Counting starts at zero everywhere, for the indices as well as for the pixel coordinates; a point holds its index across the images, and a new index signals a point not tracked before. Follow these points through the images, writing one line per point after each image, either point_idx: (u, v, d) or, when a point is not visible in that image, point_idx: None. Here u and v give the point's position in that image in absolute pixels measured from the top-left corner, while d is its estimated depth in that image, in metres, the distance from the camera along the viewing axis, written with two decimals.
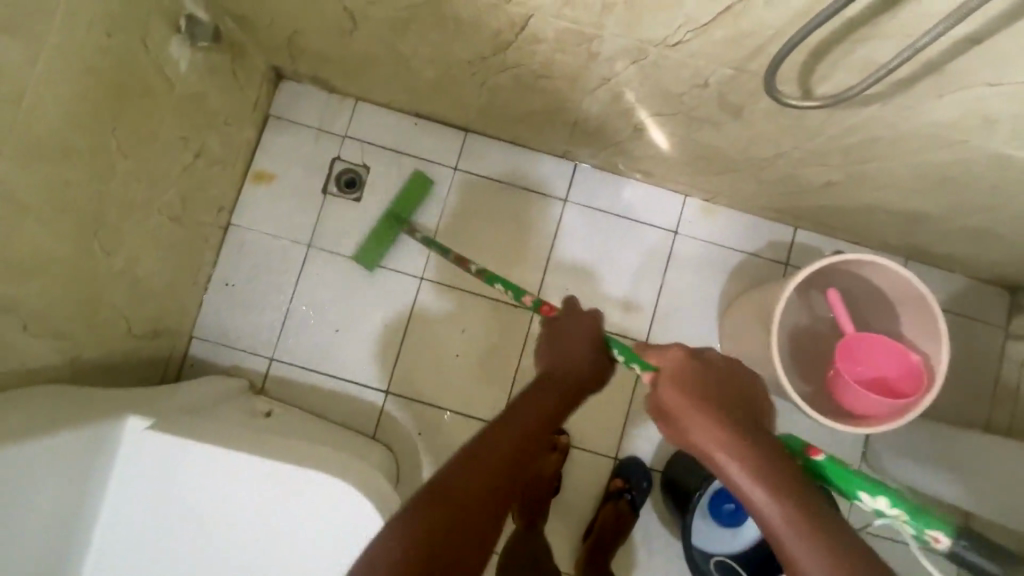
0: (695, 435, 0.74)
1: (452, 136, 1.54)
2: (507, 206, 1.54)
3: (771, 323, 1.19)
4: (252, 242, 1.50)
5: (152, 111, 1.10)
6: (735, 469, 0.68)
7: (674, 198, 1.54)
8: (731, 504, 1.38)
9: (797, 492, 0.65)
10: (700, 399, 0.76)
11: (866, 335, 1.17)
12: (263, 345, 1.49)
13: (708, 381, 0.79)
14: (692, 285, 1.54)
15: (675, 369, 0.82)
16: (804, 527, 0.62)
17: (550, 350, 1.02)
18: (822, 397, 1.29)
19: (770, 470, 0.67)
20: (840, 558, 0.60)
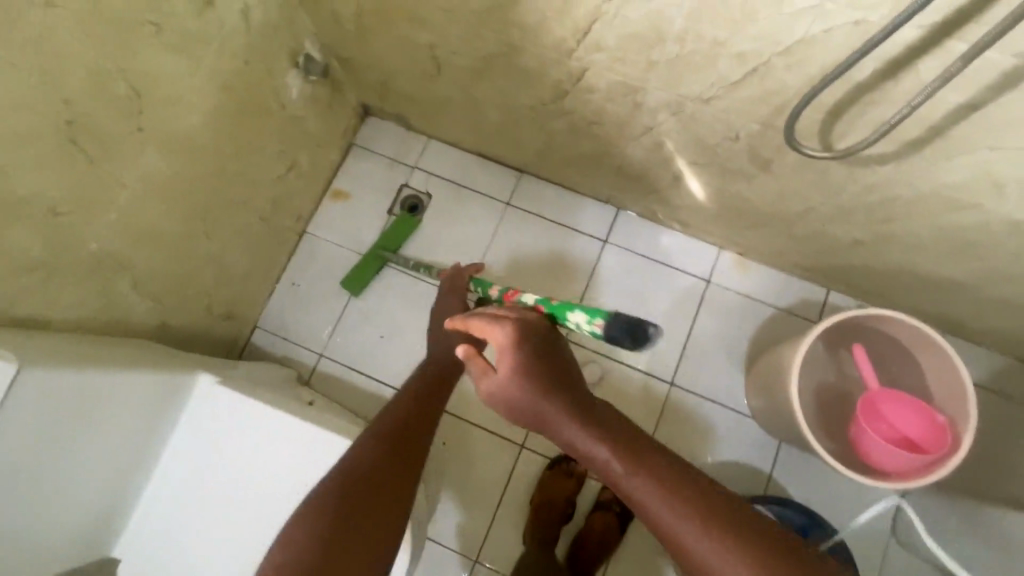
0: (549, 419, 0.83)
1: (508, 175, 1.71)
2: (551, 242, 1.68)
3: (793, 381, 1.20)
4: (322, 250, 1.69)
5: (263, 127, 1.32)
6: (582, 437, 0.80)
7: (709, 249, 1.63)
8: None
9: (643, 455, 0.79)
10: (535, 374, 0.82)
11: (891, 393, 1.18)
12: (316, 342, 1.63)
13: (552, 372, 0.83)
14: (721, 333, 1.59)
15: (506, 347, 0.84)
16: (645, 478, 0.77)
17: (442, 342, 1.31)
18: (844, 451, 1.30)
19: (612, 438, 0.80)
20: (676, 493, 0.76)
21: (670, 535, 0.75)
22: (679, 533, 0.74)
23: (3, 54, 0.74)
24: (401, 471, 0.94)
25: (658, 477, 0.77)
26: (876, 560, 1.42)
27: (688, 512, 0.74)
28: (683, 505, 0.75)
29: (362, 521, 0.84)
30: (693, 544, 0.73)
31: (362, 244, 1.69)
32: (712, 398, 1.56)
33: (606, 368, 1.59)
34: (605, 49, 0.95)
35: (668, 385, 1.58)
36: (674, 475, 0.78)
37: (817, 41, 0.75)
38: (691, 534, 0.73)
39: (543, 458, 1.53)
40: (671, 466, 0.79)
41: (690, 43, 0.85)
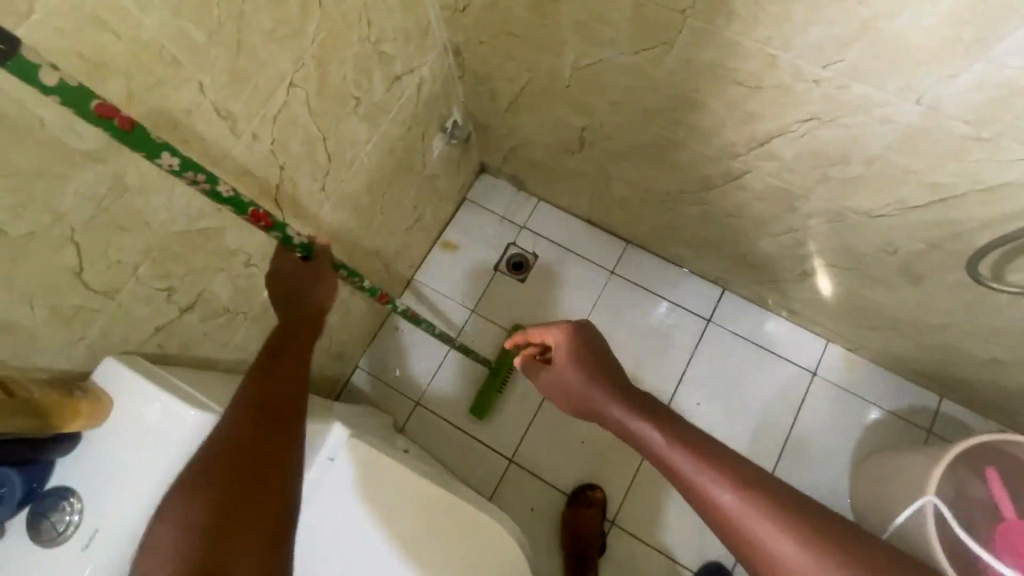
0: (591, 400, 0.87)
1: (614, 244, 1.75)
2: (653, 314, 1.68)
3: (926, 501, 1.16)
4: (427, 298, 1.73)
5: (406, 184, 1.39)
6: (620, 415, 0.82)
7: (816, 340, 1.61)
8: None
9: (683, 434, 0.76)
10: (581, 356, 0.90)
11: None
12: (412, 389, 1.65)
13: (593, 356, 0.91)
14: (823, 428, 1.55)
15: (559, 339, 0.93)
16: (677, 442, 0.75)
17: (295, 301, 0.94)
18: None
19: (648, 410, 0.81)
20: (705, 456, 0.73)
21: (711, 508, 0.69)
22: (718, 503, 0.69)
23: (251, 127, 0.81)
24: (271, 440, 0.76)
25: (699, 453, 0.73)
26: None
27: (720, 474, 0.70)
28: (722, 476, 0.70)
29: (251, 496, 0.69)
30: (720, 496, 0.68)
31: (466, 297, 1.73)
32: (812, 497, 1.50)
33: None
34: (777, 159, 0.98)
35: None
36: (720, 454, 0.73)
37: None
38: (718, 487, 0.69)
39: (633, 538, 1.49)
40: (720, 449, 0.74)
41: (878, 167, 0.87)
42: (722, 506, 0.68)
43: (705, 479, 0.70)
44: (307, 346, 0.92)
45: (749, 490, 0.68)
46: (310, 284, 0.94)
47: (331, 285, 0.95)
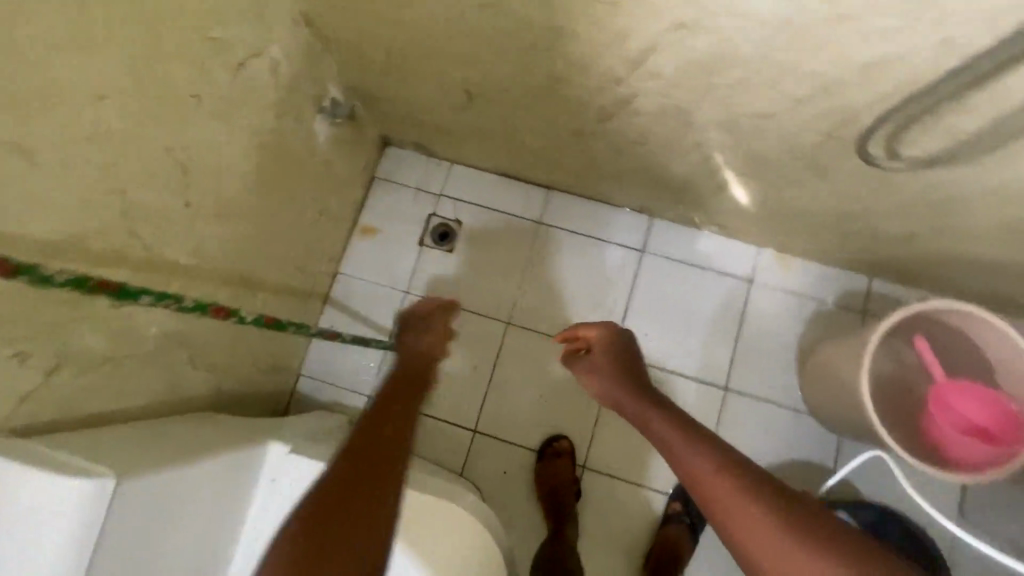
0: (619, 400, 0.94)
1: (536, 194, 1.69)
2: (588, 256, 1.66)
3: (863, 374, 1.20)
4: (358, 289, 1.66)
5: (296, 177, 1.29)
6: (639, 408, 0.89)
7: (748, 249, 1.62)
8: None
9: (683, 422, 0.82)
10: (618, 356, 0.99)
11: (958, 385, 1.16)
12: (361, 384, 1.60)
13: (625, 361, 0.99)
14: (768, 331, 1.58)
15: (599, 336, 1.03)
16: (675, 424, 0.81)
17: (406, 355, 1.20)
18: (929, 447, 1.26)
19: (660, 403, 0.87)
20: (694, 436, 0.77)
21: (696, 487, 0.73)
22: (701, 482, 0.72)
23: (60, 156, 0.71)
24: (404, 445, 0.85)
25: (692, 434, 0.78)
26: (947, 544, 1.44)
27: (704, 451, 0.75)
28: (706, 451, 0.74)
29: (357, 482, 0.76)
30: (701, 471, 0.73)
31: (397, 279, 1.67)
32: (766, 399, 1.55)
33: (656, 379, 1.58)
34: (660, 76, 0.93)
35: (722, 389, 1.57)
36: (709, 435, 0.78)
37: (899, 60, 0.73)
38: (700, 462, 0.74)
39: (605, 476, 1.53)
40: (707, 433, 0.78)
41: (756, 67, 0.83)
42: (703, 482, 0.72)
43: (693, 455, 0.75)
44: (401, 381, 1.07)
45: (727, 466, 0.72)
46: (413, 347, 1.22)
47: (435, 349, 1.26)
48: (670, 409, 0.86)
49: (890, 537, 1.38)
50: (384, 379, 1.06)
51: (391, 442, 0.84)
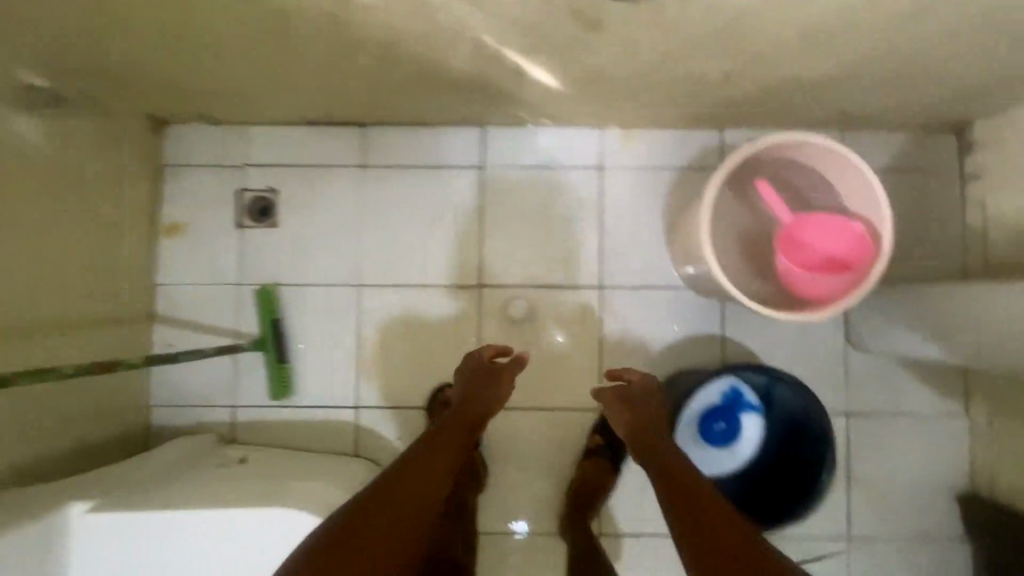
0: (635, 426, 1.11)
1: (352, 134, 1.49)
2: (426, 187, 1.49)
3: (704, 202, 1.12)
4: (184, 295, 1.46)
5: (15, 194, 1.05)
6: (649, 440, 1.08)
7: (591, 133, 1.48)
8: (722, 424, 1.37)
9: (676, 456, 1.02)
10: (640, 401, 1.15)
11: (800, 223, 1.11)
12: (221, 395, 1.44)
13: (647, 408, 1.15)
14: (631, 215, 1.48)
15: (641, 379, 1.19)
16: (675, 457, 1.01)
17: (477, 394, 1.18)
18: (777, 296, 1.20)
19: (664, 443, 1.06)
20: (688, 477, 0.96)
21: (671, 504, 0.93)
22: (680, 502, 0.92)
23: None
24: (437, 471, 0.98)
25: (685, 469, 0.98)
26: (840, 375, 1.44)
27: (690, 483, 0.94)
28: (691, 480, 0.95)
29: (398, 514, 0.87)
30: (686, 486, 0.94)
31: (224, 273, 1.46)
32: (644, 286, 1.47)
33: (531, 298, 1.47)
34: None
35: (598, 288, 1.47)
36: (696, 473, 0.97)
37: None
38: (689, 484, 0.94)
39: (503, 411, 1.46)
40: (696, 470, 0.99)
41: None
42: (684, 496, 0.93)
43: (686, 481, 0.95)
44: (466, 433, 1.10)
45: (710, 496, 0.91)
46: (484, 387, 1.19)
47: (506, 387, 1.21)
48: (670, 446, 1.05)
49: (779, 395, 1.35)
50: (441, 425, 1.09)
51: (440, 471, 0.97)
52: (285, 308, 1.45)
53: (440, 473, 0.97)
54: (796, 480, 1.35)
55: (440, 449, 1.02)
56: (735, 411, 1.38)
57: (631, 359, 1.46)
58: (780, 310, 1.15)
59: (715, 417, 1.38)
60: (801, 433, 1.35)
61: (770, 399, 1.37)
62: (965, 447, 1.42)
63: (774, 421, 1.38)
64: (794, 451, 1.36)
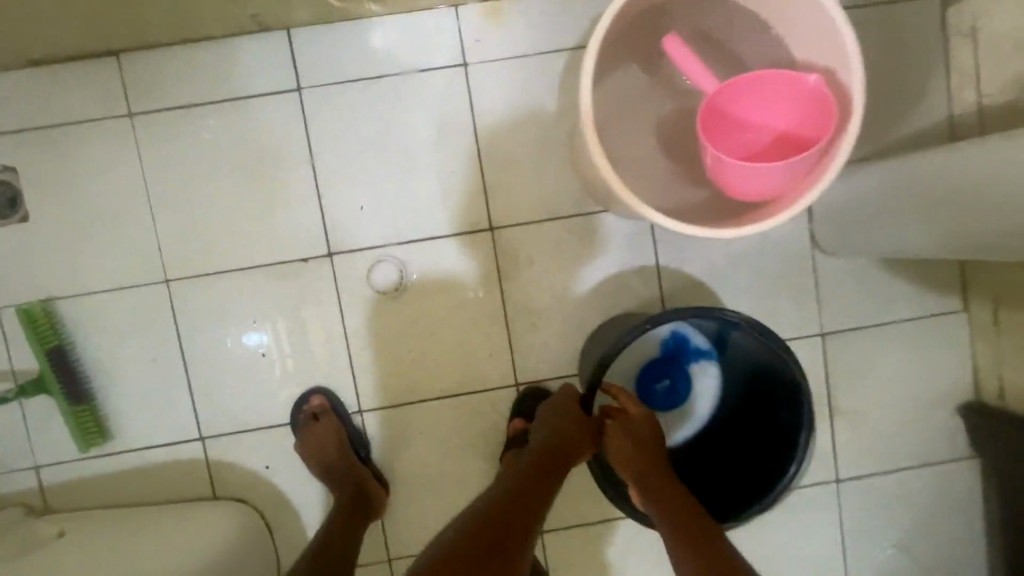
0: (637, 482, 0.90)
1: (106, 72, 1.04)
2: (229, 130, 1.07)
3: (591, 48, 0.74)
4: None
5: None
6: (661, 501, 0.87)
7: (443, 16, 1.07)
8: (665, 381, 1.10)
9: (695, 525, 0.82)
10: (646, 442, 0.93)
11: (724, 97, 0.76)
12: (15, 456, 1.08)
13: (654, 450, 0.93)
14: (517, 124, 1.09)
15: (640, 412, 0.96)
16: (698, 527, 0.82)
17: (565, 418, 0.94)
18: (690, 206, 0.87)
19: (681, 502, 0.86)
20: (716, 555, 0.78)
21: None
22: None
23: None
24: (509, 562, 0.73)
25: (709, 543, 0.80)
26: (810, 289, 1.13)
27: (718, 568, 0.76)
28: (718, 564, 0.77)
29: None
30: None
31: None
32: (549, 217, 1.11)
33: (403, 258, 1.10)
34: None
35: (489, 231, 1.11)
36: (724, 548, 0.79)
37: None
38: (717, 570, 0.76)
39: (394, 409, 1.13)
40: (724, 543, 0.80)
41: None
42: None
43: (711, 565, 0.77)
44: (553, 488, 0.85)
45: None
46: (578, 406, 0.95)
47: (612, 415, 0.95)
48: (686, 509, 0.85)
49: (739, 344, 1.03)
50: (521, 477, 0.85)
51: (517, 519, 0.77)
52: (70, 327, 1.06)
53: (518, 518, 0.78)
54: (762, 463, 1.01)
55: (521, 491, 0.82)
56: (684, 366, 1.09)
57: (546, 316, 1.12)
58: (725, 224, 0.80)
59: (658, 374, 1.10)
60: (771, 396, 1.01)
61: (731, 350, 1.06)
62: (967, 349, 1.15)
63: (737, 379, 1.06)
64: (762, 419, 1.03)
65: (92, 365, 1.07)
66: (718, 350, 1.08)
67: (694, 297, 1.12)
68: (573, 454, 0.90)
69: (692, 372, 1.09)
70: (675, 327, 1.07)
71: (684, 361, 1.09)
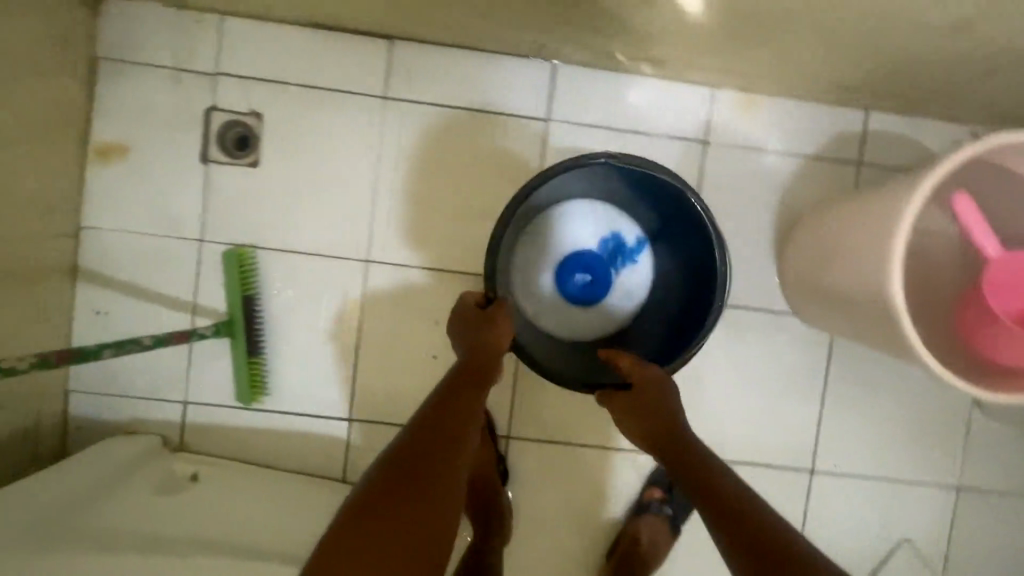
0: (654, 439, 0.89)
1: (373, 51, 1.07)
2: (468, 138, 1.09)
3: (919, 193, 0.78)
4: (122, 249, 1.05)
5: None
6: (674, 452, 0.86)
7: (699, 92, 1.10)
8: (583, 274, 1.15)
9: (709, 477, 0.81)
10: (646, 400, 0.90)
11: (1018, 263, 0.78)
12: (169, 387, 1.08)
13: (647, 405, 0.90)
14: (735, 210, 1.12)
15: (633, 367, 0.93)
16: (712, 481, 0.80)
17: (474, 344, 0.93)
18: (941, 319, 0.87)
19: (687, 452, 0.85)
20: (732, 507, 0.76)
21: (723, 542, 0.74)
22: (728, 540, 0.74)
23: None
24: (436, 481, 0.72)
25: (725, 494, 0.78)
26: (958, 440, 1.16)
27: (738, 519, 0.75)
28: (740, 517, 0.75)
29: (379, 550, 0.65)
30: (735, 527, 0.74)
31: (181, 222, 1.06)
32: (736, 302, 1.14)
33: None
34: None
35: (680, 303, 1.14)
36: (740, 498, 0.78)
37: None
38: (734, 519, 0.75)
39: (539, 443, 1.15)
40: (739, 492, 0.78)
41: None
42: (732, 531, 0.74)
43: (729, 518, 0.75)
44: (476, 398, 0.85)
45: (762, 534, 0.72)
46: (483, 329, 0.95)
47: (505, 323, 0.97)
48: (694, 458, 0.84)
49: (674, 225, 1.11)
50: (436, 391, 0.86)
51: (442, 461, 0.75)
52: (262, 279, 1.07)
53: (450, 448, 0.77)
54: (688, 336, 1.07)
55: (445, 419, 0.80)
56: (610, 264, 1.17)
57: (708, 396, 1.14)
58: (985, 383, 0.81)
59: (575, 268, 1.15)
60: (700, 275, 1.08)
61: (665, 229, 1.13)
62: None
63: (670, 245, 1.14)
64: (692, 303, 1.09)
65: (274, 320, 1.08)
66: (651, 238, 1.16)
67: (847, 415, 1.15)
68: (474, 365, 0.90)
69: (619, 264, 1.17)
70: (606, 226, 1.17)
71: (610, 259, 1.17)
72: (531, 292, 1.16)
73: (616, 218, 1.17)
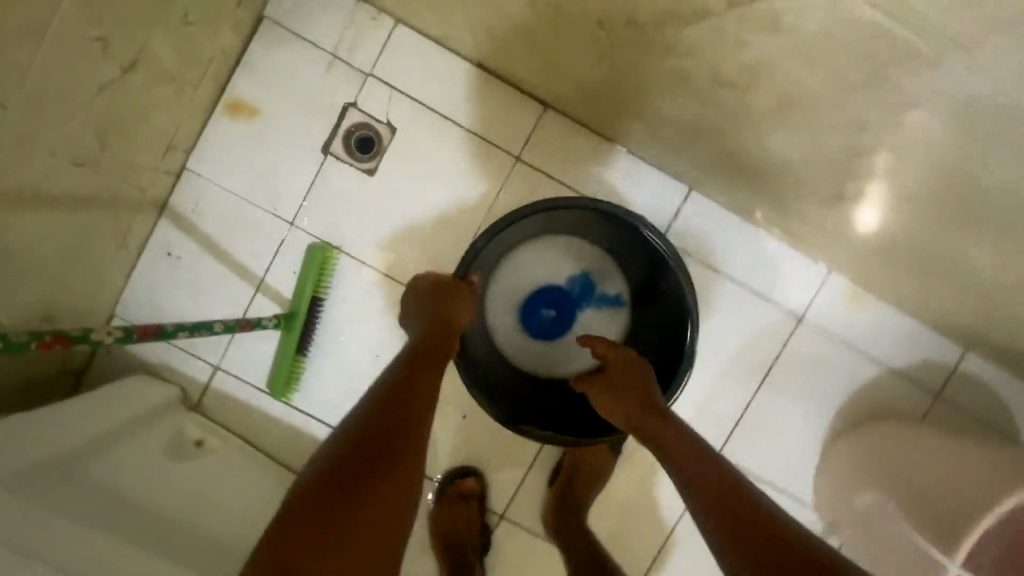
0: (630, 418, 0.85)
1: (524, 109, 1.05)
2: (580, 226, 1.08)
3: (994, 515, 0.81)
4: (216, 204, 1.05)
5: None
6: (650, 430, 0.80)
7: (813, 270, 1.08)
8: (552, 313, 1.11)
9: (685, 452, 0.75)
10: (621, 381, 0.89)
11: None
12: (207, 346, 1.08)
13: (623, 386, 0.88)
14: (802, 391, 1.10)
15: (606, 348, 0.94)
16: (685, 455, 0.75)
17: (428, 319, 0.90)
18: None
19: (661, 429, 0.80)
20: (708, 478, 0.70)
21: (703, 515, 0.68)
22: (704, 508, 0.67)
23: None
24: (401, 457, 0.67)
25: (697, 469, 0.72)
26: None
27: (712, 491, 0.68)
28: (716, 493, 0.68)
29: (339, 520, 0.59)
30: (709, 496, 0.68)
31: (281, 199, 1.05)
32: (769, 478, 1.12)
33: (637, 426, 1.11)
34: None
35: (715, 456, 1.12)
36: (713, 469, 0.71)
37: None
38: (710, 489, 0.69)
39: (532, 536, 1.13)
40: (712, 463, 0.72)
41: None
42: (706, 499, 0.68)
43: (703, 488, 0.69)
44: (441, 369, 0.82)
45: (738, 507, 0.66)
46: (443, 305, 0.92)
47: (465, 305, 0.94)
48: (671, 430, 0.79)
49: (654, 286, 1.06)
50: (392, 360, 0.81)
51: (406, 438, 0.69)
52: (335, 281, 1.07)
53: (405, 439, 0.69)
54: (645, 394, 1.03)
55: (410, 390, 0.75)
56: (580, 303, 1.11)
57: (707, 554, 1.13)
58: None
59: (547, 305, 1.11)
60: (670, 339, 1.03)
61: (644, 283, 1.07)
62: None
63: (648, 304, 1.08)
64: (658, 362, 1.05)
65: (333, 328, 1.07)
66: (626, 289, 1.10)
67: None
68: (436, 340, 0.86)
69: (591, 308, 1.11)
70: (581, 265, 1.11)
71: (579, 300, 1.11)
72: (499, 312, 1.10)
73: (593, 261, 1.11)
